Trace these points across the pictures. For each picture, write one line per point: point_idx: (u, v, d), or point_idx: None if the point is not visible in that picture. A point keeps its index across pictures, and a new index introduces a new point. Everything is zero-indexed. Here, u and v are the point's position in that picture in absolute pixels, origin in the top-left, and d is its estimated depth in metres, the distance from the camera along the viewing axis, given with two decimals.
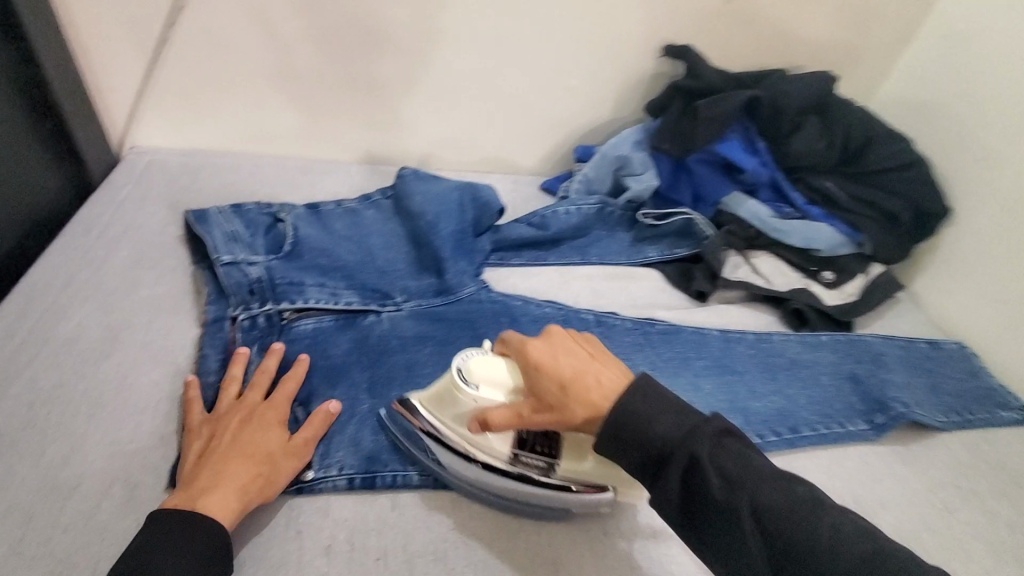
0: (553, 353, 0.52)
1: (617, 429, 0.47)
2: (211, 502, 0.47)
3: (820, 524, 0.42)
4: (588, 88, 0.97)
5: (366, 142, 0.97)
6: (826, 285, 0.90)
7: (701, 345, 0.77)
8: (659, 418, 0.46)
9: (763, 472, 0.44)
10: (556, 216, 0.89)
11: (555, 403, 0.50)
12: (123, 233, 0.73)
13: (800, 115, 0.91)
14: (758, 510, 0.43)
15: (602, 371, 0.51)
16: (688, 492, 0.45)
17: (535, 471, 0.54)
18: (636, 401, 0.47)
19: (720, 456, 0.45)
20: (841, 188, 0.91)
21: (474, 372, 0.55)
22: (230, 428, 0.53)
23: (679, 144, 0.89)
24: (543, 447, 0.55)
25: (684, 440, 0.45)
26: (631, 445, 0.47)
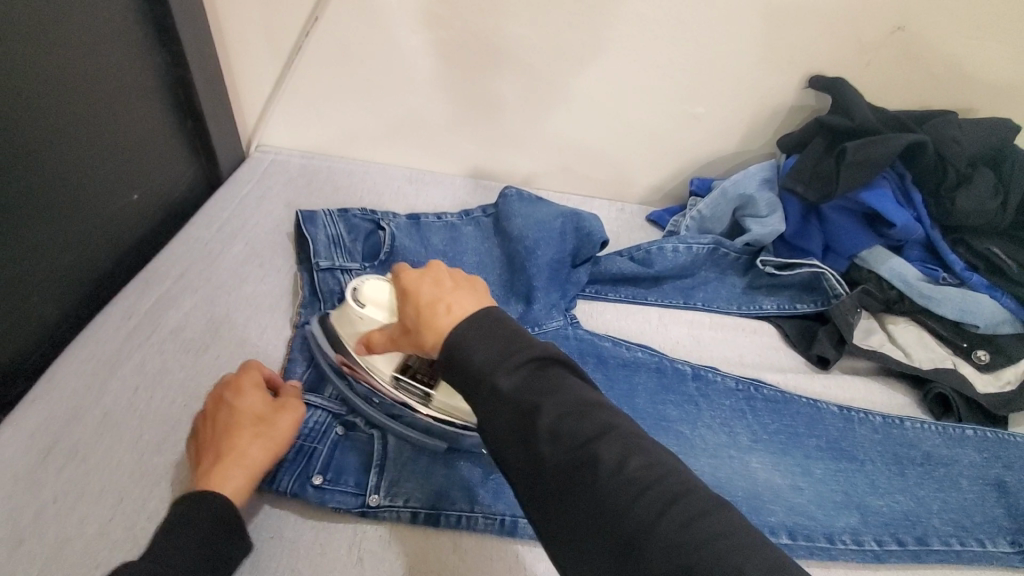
0: (419, 281, 0.46)
1: (451, 360, 0.40)
2: (216, 483, 0.47)
3: (607, 455, 0.35)
4: (712, 117, 0.90)
5: (472, 157, 0.97)
6: (978, 367, 0.77)
7: (815, 421, 0.67)
8: (480, 343, 0.39)
9: (561, 397, 0.37)
10: (662, 253, 0.82)
11: (410, 328, 0.44)
12: (240, 228, 0.77)
13: (971, 166, 0.78)
14: (561, 437, 0.36)
15: (460, 296, 0.43)
16: (496, 416, 0.38)
17: (414, 399, 0.56)
18: (468, 330, 0.40)
19: (529, 382, 0.38)
20: (1012, 256, 0.77)
21: (363, 292, 0.53)
22: (210, 413, 0.52)
23: (815, 187, 0.80)
24: (424, 377, 0.56)
25: (504, 362, 0.39)
26: (454, 370, 0.40)
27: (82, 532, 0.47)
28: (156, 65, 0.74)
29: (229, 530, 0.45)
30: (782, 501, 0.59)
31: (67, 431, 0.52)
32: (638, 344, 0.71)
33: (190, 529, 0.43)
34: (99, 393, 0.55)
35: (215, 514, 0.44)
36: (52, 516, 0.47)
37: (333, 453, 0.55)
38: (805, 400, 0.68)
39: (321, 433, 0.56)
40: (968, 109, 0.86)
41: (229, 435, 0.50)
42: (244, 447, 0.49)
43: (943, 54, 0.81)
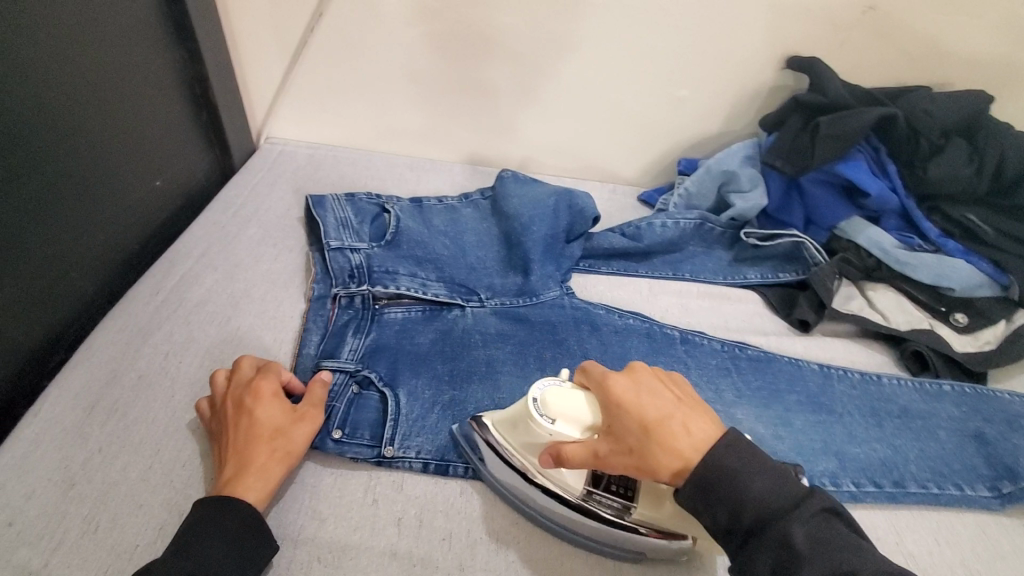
0: (636, 394, 0.48)
1: (707, 486, 0.44)
2: (239, 491, 0.49)
3: None
4: (698, 99, 0.94)
5: (470, 144, 1.01)
6: (956, 329, 0.81)
7: (795, 378, 0.71)
8: (756, 479, 0.43)
9: (863, 557, 0.40)
10: (651, 228, 0.86)
11: (636, 448, 0.46)
12: (254, 213, 0.82)
13: (943, 137, 0.82)
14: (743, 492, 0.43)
15: (690, 420, 0.47)
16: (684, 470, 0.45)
17: (610, 511, 0.51)
18: (730, 458, 0.44)
19: (821, 534, 0.41)
20: (986, 221, 0.81)
21: (548, 403, 0.50)
22: (230, 417, 0.54)
23: (794, 161, 0.84)
24: (618, 487, 0.52)
25: (792, 509, 0.42)
26: (719, 501, 0.43)
27: (125, 476, 0.53)
28: (174, 63, 0.79)
29: (249, 541, 0.47)
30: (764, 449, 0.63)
31: (108, 391, 0.58)
32: (629, 312, 0.76)
33: (215, 542, 0.46)
34: (134, 359, 0.61)
35: (240, 527, 0.47)
36: (99, 464, 0.53)
37: (350, 409, 0.60)
38: (786, 359, 0.73)
39: (339, 391, 0.61)
40: (944, 83, 0.89)
41: (250, 444, 0.52)
42: (264, 458, 0.52)
43: (916, 31, 0.85)
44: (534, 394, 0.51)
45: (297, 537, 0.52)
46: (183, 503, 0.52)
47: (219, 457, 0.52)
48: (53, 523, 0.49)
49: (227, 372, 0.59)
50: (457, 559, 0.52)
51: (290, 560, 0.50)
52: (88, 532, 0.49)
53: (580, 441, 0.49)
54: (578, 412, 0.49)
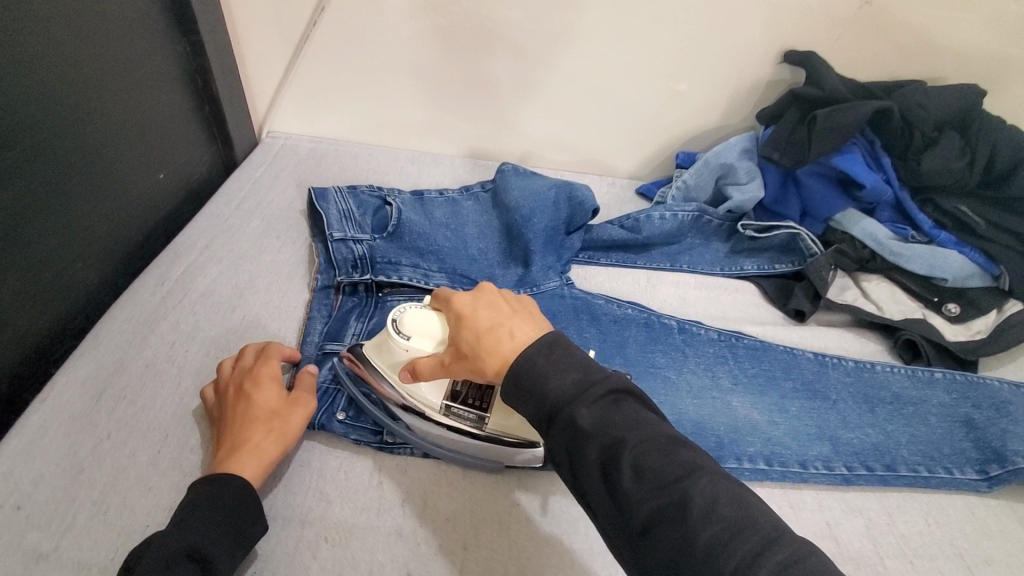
0: (474, 307, 0.52)
1: (521, 384, 0.45)
2: (234, 470, 0.50)
3: (693, 492, 0.38)
4: (696, 93, 0.95)
5: (470, 137, 1.02)
6: (949, 318, 0.83)
7: (790, 365, 0.73)
8: (555, 372, 0.44)
9: (643, 434, 0.41)
10: (650, 220, 0.87)
11: (469, 352, 0.49)
12: (257, 205, 0.83)
13: (937, 131, 0.83)
14: (643, 475, 0.40)
15: (517, 324, 0.49)
16: (577, 453, 0.42)
17: (468, 423, 0.56)
18: (538, 357, 0.45)
19: (608, 416, 0.42)
20: (978, 214, 0.82)
21: (405, 323, 0.56)
22: (231, 402, 0.55)
23: (789, 154, 0.85)
24: (475, 400, 0.57)
25: (582, 394, 0.43)
26: (529, 396, 0.45)
27: (135, 460, 0.54)
28: (177, 56, 0.80)
29: (240, 517, 0.47)
30: (759, 434, 0.65)
31: (116, 378, 0.59)
32: (628, 303, 0.77)
33: (200, 515, 0.46)
34: (141, 347, 0.62)
35: (230, 501, 0.48)
36: (108, 448, 0.54)
37: None
38: (782, 348, 0.74)
39: (344, 376, 0.63)
40: (938, 78, 0.91)
41: (246, 427, 0.53)
42: (259, 439, 0.52)
43: (910, 26, 0.86)
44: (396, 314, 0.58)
45: (304, 518, 0.53)
46: None
47: (218, 440, 0.53)
48: (64, 505, 0.50)
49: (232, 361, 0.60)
50: (460, 539, 0.53)
51: (297, 540, 0.51)
52: (98, 515, 0.50)
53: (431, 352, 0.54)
54: (429, 325, 0.55)
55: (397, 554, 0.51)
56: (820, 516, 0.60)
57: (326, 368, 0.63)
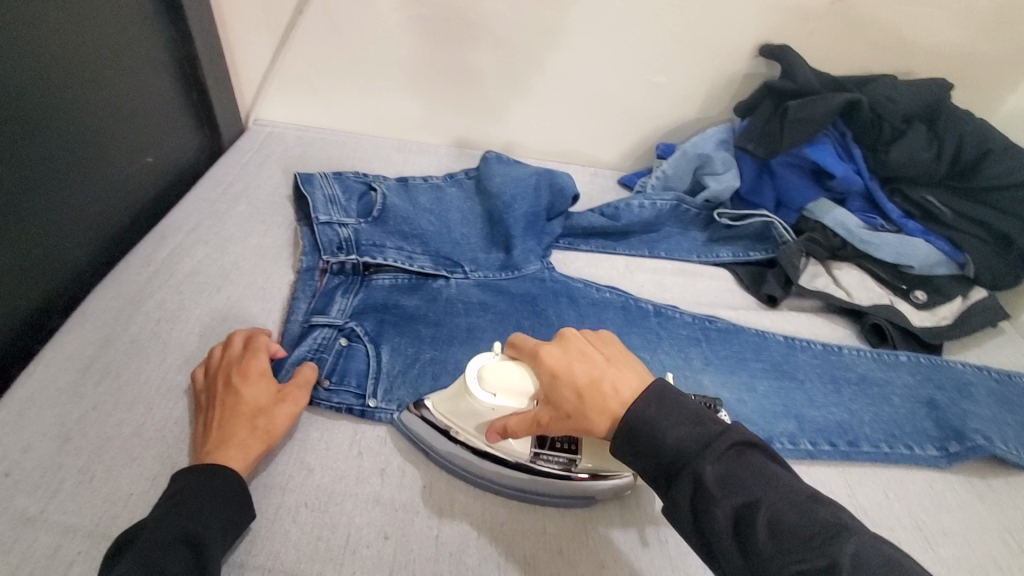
0: (568, 361, 0.51)
1: (645, 443, 0.45)
2: (220, 461, 0.51)
3: (841, 551, 0.36)
4: (676, 85, 0.97)
5: (456, 127, 1.04)
6: (915, 305, 0.85)
7: (761, 347, 0.75)
8: (674, 425, 0.45)
9: (780, 492, 0.40)
10: (629, 208, 0.89)
11: (572, 411, 0.49)
12: (243, 190, 0.84)
13: (904, 123, 0.86)
14: (779, 533, 0.38)
15: (617, 380, 0.50)
16: (699, 508, 0.41)
17: (558, 466, 0.55)
18: (647, 410, 0.46)
19: (736, 471, 0.41)
20: (944, 204, 0.85)
21: (486, 379, 0.54)
22: (218, 394, 0.55)
23: (764, 144, 0.88)
24: (563, 443, 0.56)
25: (705, 448, 0.43)
26: (643, 452, 0.46)
27: (120, 432, 0.55)
28: (164, 42, 0.81)
29: (230, 502, 0.49)
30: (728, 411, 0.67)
31: (101, 354, 0.61)
32: (606, 286, 0.80)
33: (186, 505, 0.47)
34: (126, 325, 0.63)
35: (222, 494, 0.48)
36: (94, 420, 0.56)
37: (338, 360, 0.63)
38: (752, 331, 0.77)
39: (327, 345, 0.64)
40: (909, 73, 0.94)
41: (232, 421, 0.53)
42: (244, 435, 0.53)
43: (881, 21, 0.89)
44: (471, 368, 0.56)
45: (284, 486, 0.55)
46: (175, 457, 0.54)
47: (204, 430, 0.54)
48: (50, 473, 0.52)
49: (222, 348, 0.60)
50: (435, 507, 0.55)
51: (277, 506, 0.53)
52: (83, 483, 0.52)
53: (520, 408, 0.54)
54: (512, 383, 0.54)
55: (375, 519, 0.53)
56: None
57: (309, 340, 0.64)
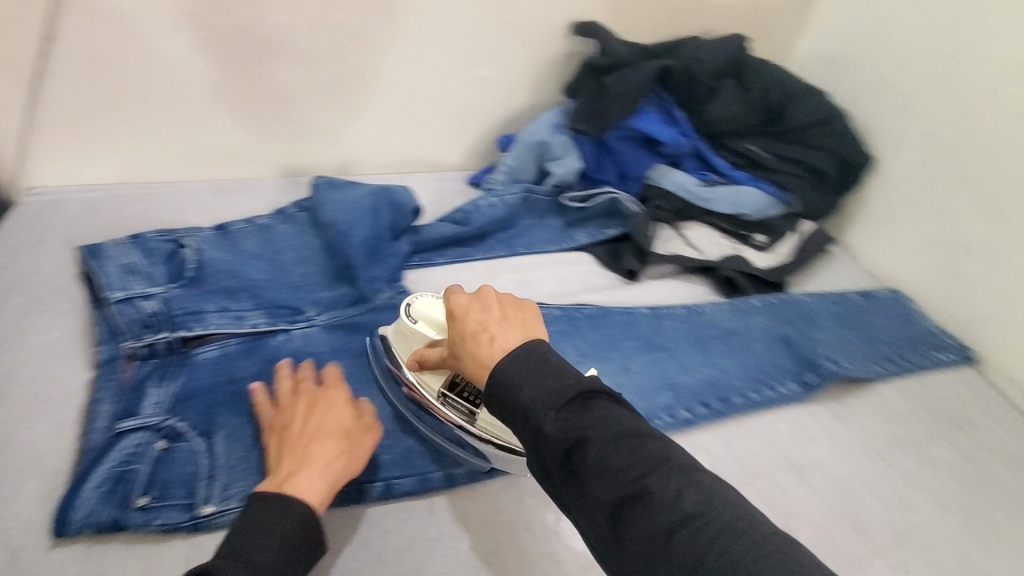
0: (468, 306, 0.53)
1: (494, 386, 0.46)
2: (300, 485, 0.51)
3: (660, 485, 0.40)
4: (500, 75, 0.95)
5: (278, 155, 0.93)
6: (758, 248, 0.90)
7: (629, 325, 0.75)
8: (529, 380, 0.44)
9: (615, 432, 0.42)
10: (478, 210, 0.86)
11: (458, 351, 0.52)
12: (12, 279, 0.69)
13: (716, 80, 0.90)
14: (608, 470, 0.41)
15: (507, 331, 0.50)
16: (541, 451, 0.43)
17: (458, 415, 0.61)
18: (513, 365, 0.46)
19: (578, 419, 0.42)
20: (764, 149, 0.91)
21: (417, 307, 0.64)
22: (299, 419, 0.56)
23: (594, 122, 0.88)
24: (470, 395, 0.62)
25: (550, 401, 0.43)
26: (500, 401, 0.45)
27: None
28: None
29: (308, 525, 0.49)
30: None
31: None
32: None
33: (275, 530, 0.47)
34: None
35: (308, 514, 0.49)
36: None
37: (156, 469, 0.53)
38: (619, 310, 0.77)
39: (141, 452, 0.54)
40: (713, 31, 0.98)
41: (309, 442, 0.54)
42: (320, 456, 0.53)
43: None
44: (412, 298, 0.65)
45: None
46: None
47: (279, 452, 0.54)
48: None
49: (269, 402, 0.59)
50: None
51: None
52: None
53: (438, 341, 0.62)
54: (436, 317, 0.63)
55: None
56: None
57: (115, 451, 0.54)
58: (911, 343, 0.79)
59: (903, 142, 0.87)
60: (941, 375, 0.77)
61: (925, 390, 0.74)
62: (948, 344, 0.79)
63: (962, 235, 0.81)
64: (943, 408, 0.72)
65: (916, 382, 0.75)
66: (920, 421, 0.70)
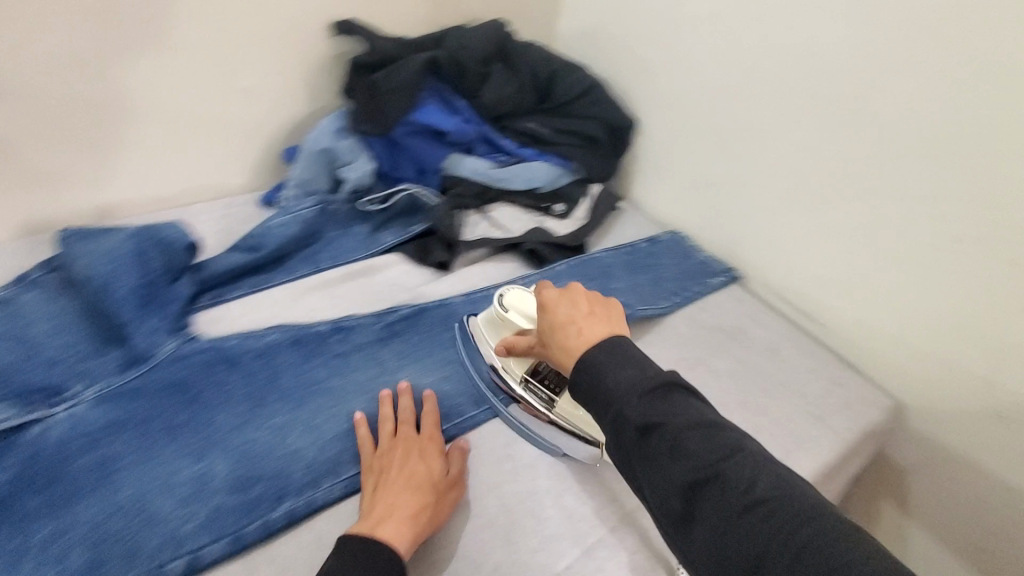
0: (559, 300, 0.60)
1: (581, 380, 0.52)
2: (383, 530, 0.52)
3: (744, 471, 0.45)
4: (265, 86, 0.88)
5: (6, 214, 0.77)
6: (559, 217, 0.96)
7: (446, 317, 0.76)
8: (623, 370, 0.50)
9: (712, 425, 0.47)
10: (269, 232, 0.80)
11: (549, 342, 0.59)
12: None
13: (485, 66, 0.93)
14: (678, 454, 0.46)
15: (593, 325, 0.56)
16: (620, 435, 0.49)
17: (540, 400, 0.66)
18: (602, 356, 0.52)
19: (678, 405, 0.48)
20: (543, 125, 0.97)
21: (507, 298, 0.70)
22: (400, 457, 0.58)
23: (375, 122, 0.86)
24: (551, 381, 0.67)
25: (641, 386, 0.49)
26: (591, 394, 0.51)
27: None
28: None
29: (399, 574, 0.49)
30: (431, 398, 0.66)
31: None
32: (268, 329, 0.69)
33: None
34: None
35: (394, 568, 0.49)
36: None
37: None
38: (436, 304, 0.77)
39: None
40: (476, 19, 1.02)
41: (395, 483, 0.56)
42: (399, 500, 0.54)
43: None
44: (502, 294, 0.72)
45: None
46: None
47: (375, 493, 0.56)
48: None
49: (391, 428, 0.61)
50: None
51: None
52: None
53: (524, 329, 0.68)
54: (526, 310, 0.69)
55: None
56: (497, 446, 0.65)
57: None
58: (690, 274, 0.91)
59: (652, 101, 0.97)
60: (716, 296, 0.89)
61: (706, 312, 0.85)
62: (718, 269, 0.92)
63: (708, 175, 0.93)
64: (721, 324, 0.83)
65: (699, 307, 0.86)
66: (705, 340, 0.80)
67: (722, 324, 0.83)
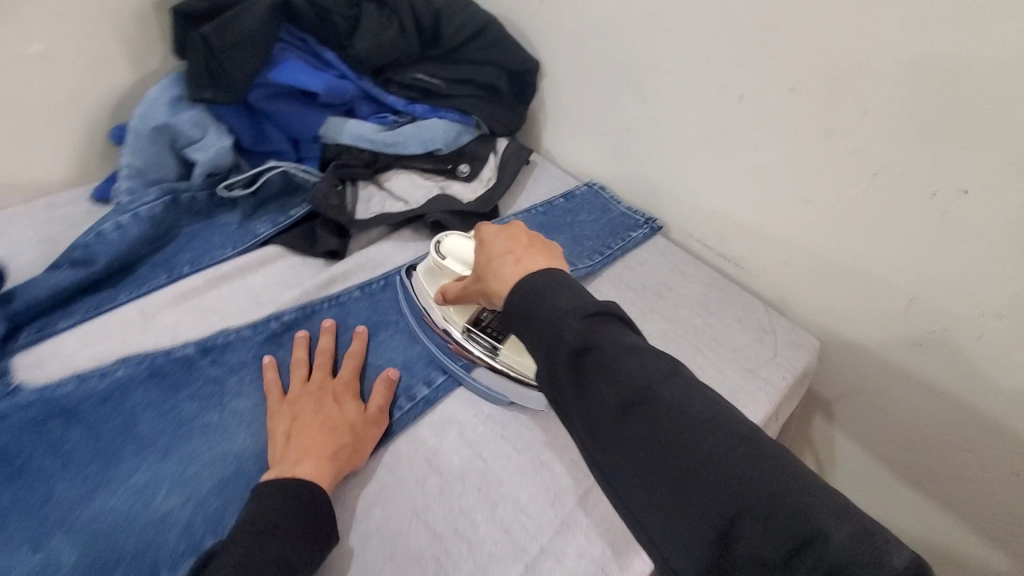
0: (495, 235, 0.52)
1: (516, 307, 0.44)
2: (300, 474, 0.49)
3: (675, 395, 0.38)
4: (66, 50, 0.69)
5: None
6: (465, 179, 0.85)
7: (343, 317, 0.65)
8: (555, 293, 0.43)
9: (644, 350, 0.40)
10: (103, 238, 0.64)
11: (482, 278, 0.51)
12: None
13: (353, 8, 0.78)
14: (611, 373, 0.39)
15: (533, 257, 0.48)
16: (550, 356, 0.41)
17: (484, 348, 0.60)
18: (539, 281, 0.44)
19: (608, 331, 0.41)
20: (434, 75, 0.84)
21: (447, 244, 0.62)
22: (313, 404, 0.55)
23: (223, 88, 0.70)
24: (493, 330, 0.61)
25: (576, 305, 0.42)
26: (519, 314, 0.44)
27: None
28: None
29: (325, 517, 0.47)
30: None
31: None
32: (111, 363, 0.57)
33: (289, 516, 0.46)
34: None
35: (319, 503, 0.47)
36: None
37: None
38: (326, 303, 0.66)
39: None
40: None
41: (306, 430, 0.52)
42: (313, 443, 0.51)
43: None
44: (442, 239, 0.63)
45: None
46: None
47: (289, 437, 0.53)
48: None
49: (304, 371, 0.59)
50: None
51: None
52: None
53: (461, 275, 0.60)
54: (464, 254, 0.60)
55: None
56: (417, 458, 0.55)
57: None
58: (612, 229, 0.84)
59: (554, 39, 0.86)
60: (639, 250, 0.83)
61: (632, 270, 0.80)
62: (641, 220, 0.86)
63: (621, 120, 0.85)
64: (649, 282, 0.78)
65: (624, 266, 0.80)
66: (634, 302, 0.75)
67: (649, 281, 0.78)
